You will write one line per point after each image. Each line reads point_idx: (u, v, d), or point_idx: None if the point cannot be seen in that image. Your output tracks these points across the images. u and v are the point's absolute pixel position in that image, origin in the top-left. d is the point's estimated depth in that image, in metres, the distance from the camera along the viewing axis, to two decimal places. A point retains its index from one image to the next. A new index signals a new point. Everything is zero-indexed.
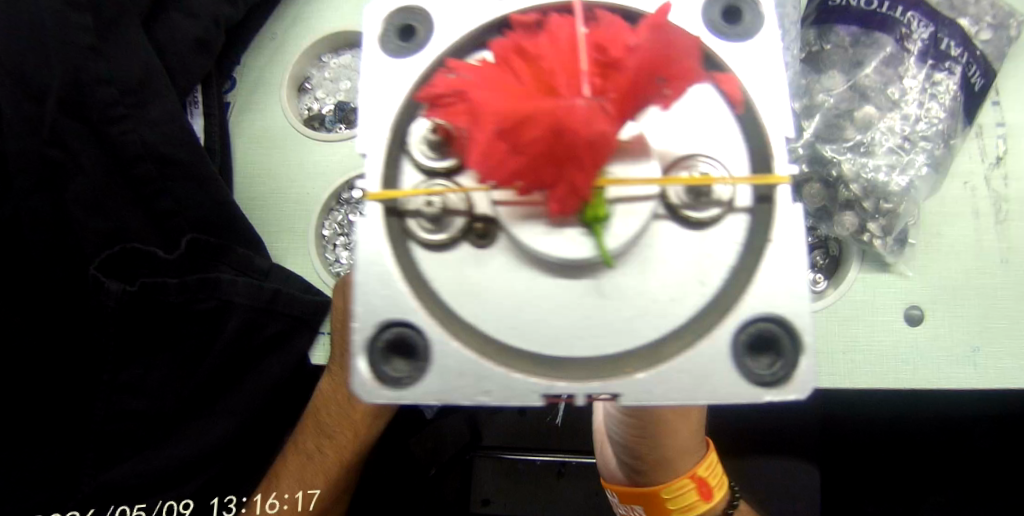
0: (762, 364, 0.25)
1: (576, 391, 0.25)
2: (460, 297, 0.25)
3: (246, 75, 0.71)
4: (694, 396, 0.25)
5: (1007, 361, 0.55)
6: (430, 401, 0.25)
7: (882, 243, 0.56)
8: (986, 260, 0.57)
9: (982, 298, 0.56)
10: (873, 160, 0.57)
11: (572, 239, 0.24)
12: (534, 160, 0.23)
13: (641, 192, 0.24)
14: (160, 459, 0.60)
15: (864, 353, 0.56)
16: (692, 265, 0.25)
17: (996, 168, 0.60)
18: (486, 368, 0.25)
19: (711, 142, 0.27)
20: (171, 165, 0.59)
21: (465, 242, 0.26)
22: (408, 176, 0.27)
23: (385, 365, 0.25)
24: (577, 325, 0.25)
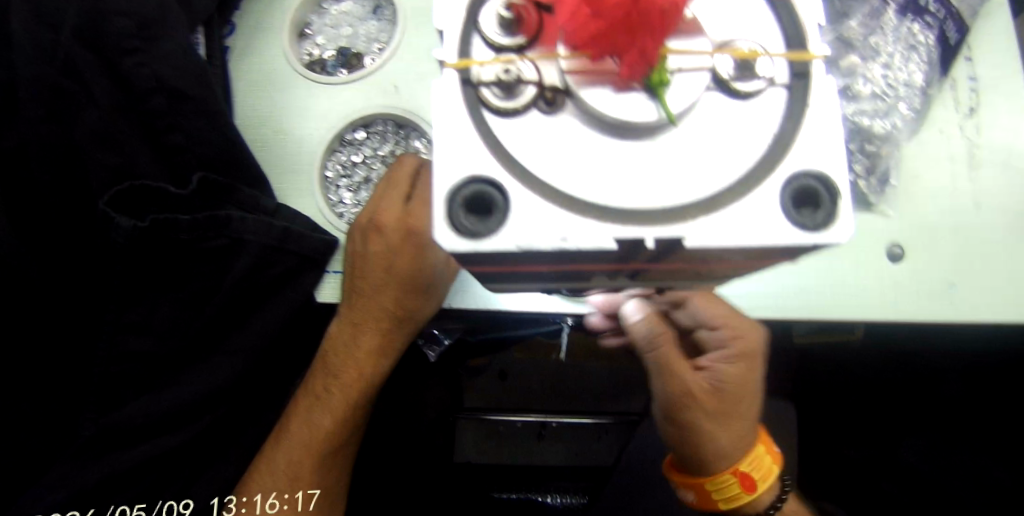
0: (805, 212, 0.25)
1: (647, 234, 0.24)
2: (530, 150, 0.24)
3: (247, 19, 0.70)
4: (772, 238, 0.24)
5: (978, 297, 0.60)
6: (510, 248, 0.23)
7: (867, 184, 0.60)
8: (960, 203, 0.61)
9: (956, 238, 0.61)
10: (858, 104, 0.60)
11: (640, 102, 0.24)
12: (612, 23, 0.23)
13: (696, 63, 0.25)
14: (171, 402, 0.60)
15: (848, 288, 0.60)
16: (739, 136, 0.25)
17: (969, 118, 0.64)
18: (554, 214, 0.24)
19: (750, 28, 0.27)
20: (183, 100, 0.60)
21: (534, 109, 0.25)
22: (475, 48, 0.25)
23: (463, 218, 0.24)
24: (644, 178, 0.24)
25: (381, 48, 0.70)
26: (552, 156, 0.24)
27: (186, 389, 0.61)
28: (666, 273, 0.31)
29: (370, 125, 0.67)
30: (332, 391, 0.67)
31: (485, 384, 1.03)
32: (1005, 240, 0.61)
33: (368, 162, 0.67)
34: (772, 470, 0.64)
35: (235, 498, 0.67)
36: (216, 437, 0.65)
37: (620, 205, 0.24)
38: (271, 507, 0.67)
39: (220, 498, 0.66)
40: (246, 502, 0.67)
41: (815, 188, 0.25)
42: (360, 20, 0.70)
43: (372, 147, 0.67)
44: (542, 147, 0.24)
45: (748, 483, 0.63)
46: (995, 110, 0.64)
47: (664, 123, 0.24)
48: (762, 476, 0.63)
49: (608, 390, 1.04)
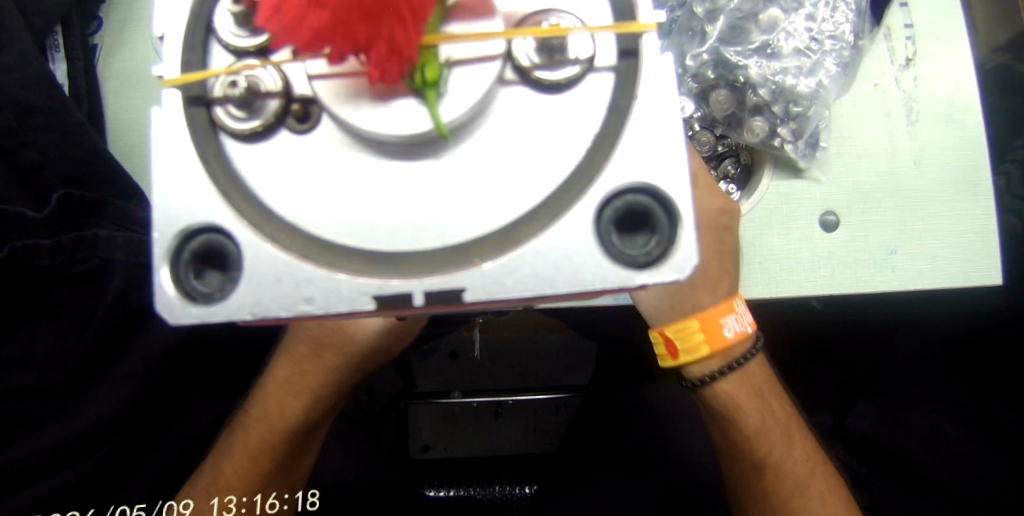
0: (638, 244, 0.24)
1: (414, 289, 0.24)
2: (287, 201, 0.25)
3: (113, 12, 0.63)
4: (551, 283, 0.23)
5: (920, 262, 0.56)
6: (242, 316, 0.24)
7: (795, 148, 0.55)
8: (899, 163, 0.58)
9: (896, 200, 0.57)
10: (780, 62, 0.55)
11: (412, 110, 0.23)
12: (340, 15, 0.22)
13: (481, 52, 0.23)
14: (63, 435, 0.54)
15: (778, 261, 0.56)
16: (534, 155, 0.24)
17: (905, 70, 0.59)
18: (304, 272, 0.24)
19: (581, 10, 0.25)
20: (33, 113, 0.52)
21: (284, 127, 0.25)
22: (218, 58, 0.25)
23: (192, 278, 0.24)
24: (415, 218, 0.24)
25: None
26: (309, 192, 0.24)
27: (73, 423, 0.54)
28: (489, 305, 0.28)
29: None
30: (240, 432, 0.61)
31: (435, 367, 0.97)
32: (948, 196, 0.58)
33: None
34: (700, 349, 0.54)
35: (235, 499, 0.60)
36: (115, 466, 0.59)
37: (385, 247, 0.24)
38: (272, 507, 0.63)
39: (219, 499, 0.61)
40: (246, 502, 0.62)
41: (646, 205, 0.24)
42: None
43: None
44: (296, 195, 0.24)
45: (671, 349, 0.54)
46: (933, 58, 0.59)
47: (435, 140, 0.24)
48: (686, 344, 0.54)
49: (563, 365, 0.99)
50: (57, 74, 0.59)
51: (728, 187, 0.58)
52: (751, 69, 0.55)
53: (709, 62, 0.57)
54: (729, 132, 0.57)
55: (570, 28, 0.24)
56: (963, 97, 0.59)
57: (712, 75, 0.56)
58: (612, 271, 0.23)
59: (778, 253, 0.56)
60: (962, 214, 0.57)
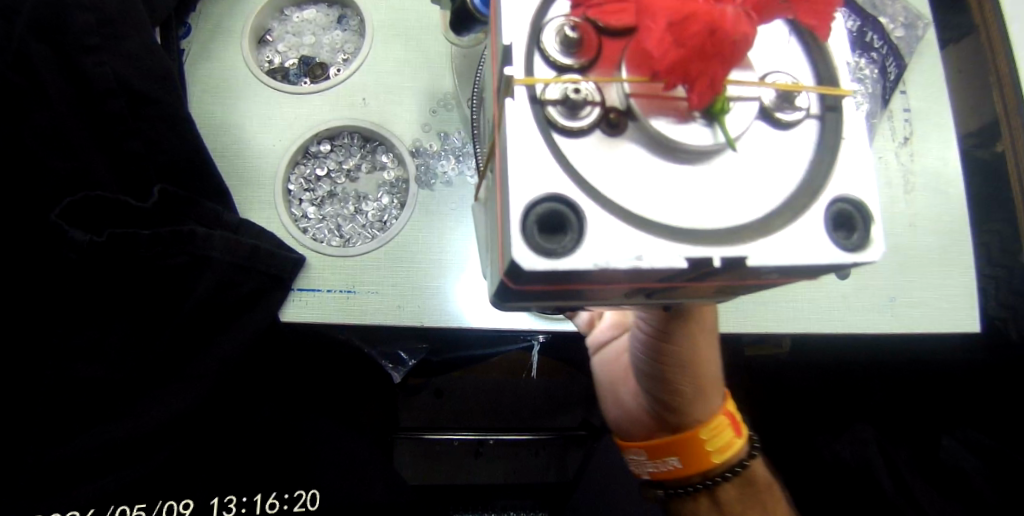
0: (842, 237, 0.25)
1: (713, 253, 0.23)
2: (605, 178, 0.24)
3: (203, 24, 0.65)
4: (823, 257, 0.24)
5: (915, 311, 0.65)
6: (587, 266, 0.22)
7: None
8: (896, 225, 0.67)
9: (896, 255, 0.66)
10: None
11: (695, 130, 0.24)
12: (688, 52, 0.23)
13: (745, 94, 0.25)
14: (132, 429, 0.52)
15: (801, 303, 0.63)
16: (792, 154, 0.26)
17: (904, 146, 0.70)
18: (633, 233, 0.23)
19: (781, 62, 0.27)
20: (145, 103, 0.54)
21: (598, 131, 0.24)
22: (541, 68, 0.25)
23: (539, 234, 0.22)
24: (698, 202, 0.24)
25: (346, 59, 0.66)
26: (621, 169, 0.24)
27: (141, 421, 0.53)
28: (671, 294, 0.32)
29: (334, 137, 0.63)
30: None
31: (422, 406, 1.04)
32: (940, 255, 0.67)
33: (333, 176, 0.63)
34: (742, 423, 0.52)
35: (236, 498, 0.59)
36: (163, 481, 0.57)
37: (688, 226, 0.24)
38: (271, 508, 0.60)
39: (218, 499, 0.58)
40: (246, 502, 0.59)
41: (847, 210, 0.25)
42: (325, 30, 0.68)
43: (336, 161, 0.63)
44: (607, 171, 0.24)
45: (735, 427, 0.50)
46: (925, 139, 0.70)
47: (716, 148, 0.25)
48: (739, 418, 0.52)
49: (544, 405, 1.06)
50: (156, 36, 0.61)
51: None
52: None
53: None
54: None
55: (807, 84, 0.26)
56: (950, 173, 0.70)
57: None
58: (837, 253, 0.24)
59: (801, 296, 0.63)
60: (951, 273, 0.67)
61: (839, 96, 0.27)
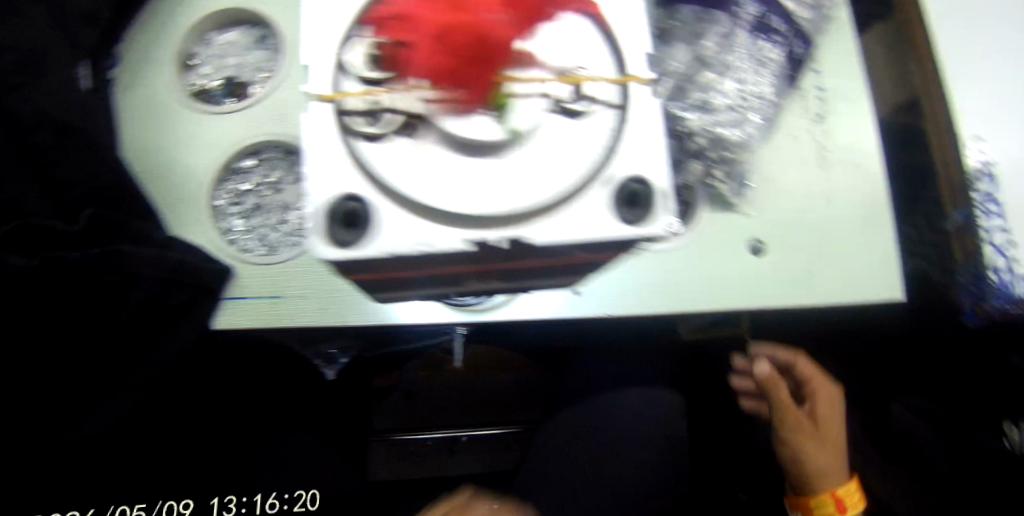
0: (628, 213, 0.39)
1: (493, 236, 0.37)
2: (402, 181, 0.38)
3: (132, 54, 0.68)
4: (573, 234, 0.38)
5: (832, 284, 0.65)
6: (381, 253, 0.37)
7: (727, 188, 0.61)
8: (812, 199, 0.66)
9: (813, 231, 0.66)
10: (716, 115, 0.60)
11: (479, 123, 0.37)
12: (460, 59, 0.36)
13: (532, 92, 0.39)
14: (69, 444, 0.54)
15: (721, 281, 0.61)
16: (563, 159, 0.39)
17: (816, 123, 0.69)
18: (420, 225, 0.37)
19: (573, 60, 0.41)
20: (69, 134, 0.57)
21: (399, 133, 0.38)
22: (349, 85, 0.39)
23: (338, 231, 0.37)
24: (486, 187, 0.38)
25: (266, 78, 0.68)
26: (428, 179, 0.38)
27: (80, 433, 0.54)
28: (529, 281, 0.45)
29: (259, 152, 0.66)
30: None
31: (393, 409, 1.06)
32: (856, 227, 0.67)
33: (258, 189, 0.65)
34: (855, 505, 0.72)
35: (236, 498, 0.65)
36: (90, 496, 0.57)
37: (476, 212, 0.37)
38: (271, 507, 0.66)
39: (218, 499, 0.65)
40: (246, 502, 0.66)
41: (632, 194, 0.39)
42: (247, 50, 0.69)
43: (261, 175, 0.65)
44: (417, 179, 0.38)
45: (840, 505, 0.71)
46: (840, 117, 0.70)
47: (493, 146, 0.38)
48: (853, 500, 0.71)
49: (513, 402, 1.08)
50: (82, 74, 0.63)
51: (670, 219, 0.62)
52: (694, 121, 0.60)
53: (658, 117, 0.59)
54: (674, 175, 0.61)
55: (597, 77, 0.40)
56: (864, 145, 0.70)
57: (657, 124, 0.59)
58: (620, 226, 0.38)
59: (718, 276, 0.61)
60: (866, 244, 0.67)
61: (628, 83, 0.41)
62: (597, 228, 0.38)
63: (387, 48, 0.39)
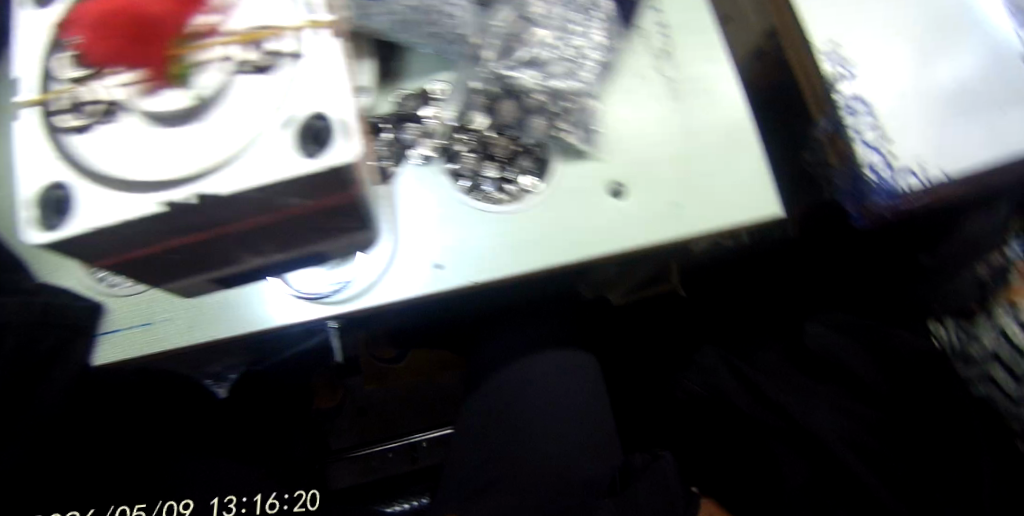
0: (305, 144, 0.35)
1: (178, 196, 0.36)
2: (110, 164, 0.37)
3: None
4: (247, 182, 0.35)
5: (707, 210, 0.65)
6: (79, 230, 0.36)
7: (574, 135, 0.62)
8: (672, 132, 0.67)
9: (676, 163, 0.66)
10: (545, 70, 0.61)
11: (167, 97, 0.36)
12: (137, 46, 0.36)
13: (217, 54, 0.37)
14: None
15: (583, 230, 0.62)
16: (247, 111, 0.37)
17: (664, 60, 0.70)
18: (117, 193, 0.36)
19: (259, 11, 0.38)
20: None
21: (103, 121, 0.38)
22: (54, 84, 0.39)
23: (47, 218, 0.37)
24: (176, 152, 0.37)
25: None
26: (114, 152, 0.37)
27: None
28: (290, 239, 0.43)
29: None
30: None
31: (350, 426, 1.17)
32: (724, 150, 0.67)
33: None
34: None
35: (236, 498, 0.65)
36: None
37: (168, 178, 0.36)
38: (272, 507, 0.67)
39: (218, 499, 0.65)
40: (246, 503, 0.66)
41: (311, 129, 0.35)
42: None
43: None
44: (115, 156, 0.37)
45: None
46: (686, 48, 0.70)
47: (185, 114, 0.37)
48: None
49: (453, 398, 1.16)
50: None
51: (528, 179, 0.62)
52: (523, 80, 0.60)
53: (484, 79, 0.61)
54: (521, 134, 0.62)
55: (281, 30, 0.37)
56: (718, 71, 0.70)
57: (490, 89, 0.61)
58: (298, 164, 0.34)
59: (579, 226, 0.62)
60: (741, 163, 0.66)
61: (308, 30, 0.37)
62: (267, 180, 0.34)
63: (75, 39, 0.39)
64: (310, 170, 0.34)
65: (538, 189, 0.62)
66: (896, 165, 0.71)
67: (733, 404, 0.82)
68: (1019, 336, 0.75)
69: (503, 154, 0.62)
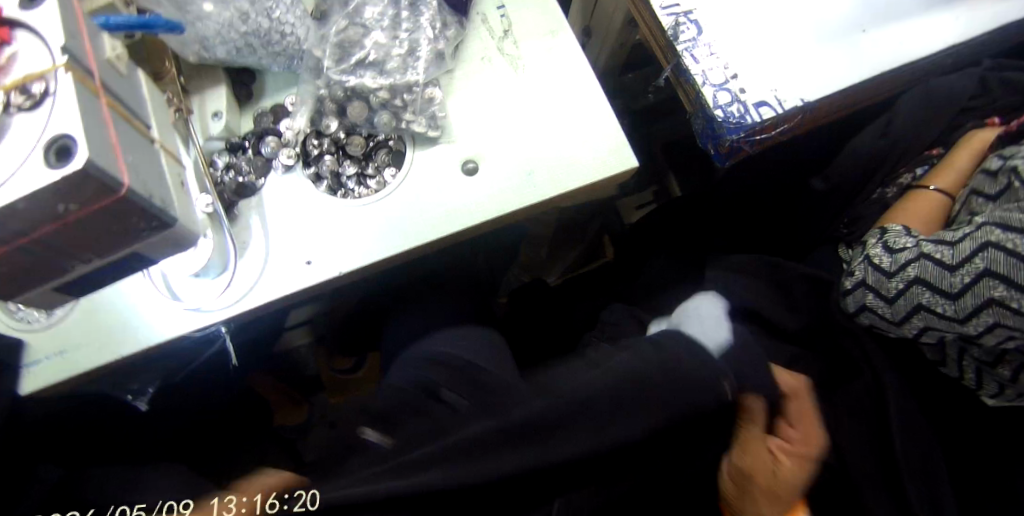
0: (51, 157, 0.45)
1: None
2: None
3: None
4: (13, 198, 0.44)
5: (559, 172, 0.68)
6: None
7: (418, 124, 0.68)
8: (522, 105, 0.70)
9: (524, 135, 0.69)
10: (380, 67, 0.68)
11: None
12: None
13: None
14: None
15: (441, 208, 0.67)
16: (20, 142, 0.46)
17: (505, 39, 0.73)
18: None
19: (29, 62, 0.47)
20: None
21: None
22: None
23: None
24: None
25: None
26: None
27: None
28: (94, 239, 0.50)
29: None
30: None
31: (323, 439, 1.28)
32: (569, 114, 0.70)
33: None
34: None
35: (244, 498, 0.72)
36: None
37: None
38: None
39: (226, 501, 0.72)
40: None
41: (57, 146, 0.45)
42: None
43: None
44: None
45: None
46: (523, 22, 0.73)
47: None
48: None
49: None
50: None
51: (388, 169, 0.68)
52: (354, 82, 0.68)
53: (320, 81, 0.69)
54: (374, 131, 0.68)
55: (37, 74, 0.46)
56: (562, 41, 0.73)
57: (343, 94, 0.68)
58: (42, 175, 0.44)
59: (436, 206, 0.67)
60: (587, 125, 0.69)
61: (57, 69, 0.46)
62: (31, 190, 0.44)
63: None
64: (54, 179, 0.44)
65: (394, 177, 0.68)
66: (741, 102, 0.74)
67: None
68: (883, 261, 0.79)
69: (359, 151, 0.68)
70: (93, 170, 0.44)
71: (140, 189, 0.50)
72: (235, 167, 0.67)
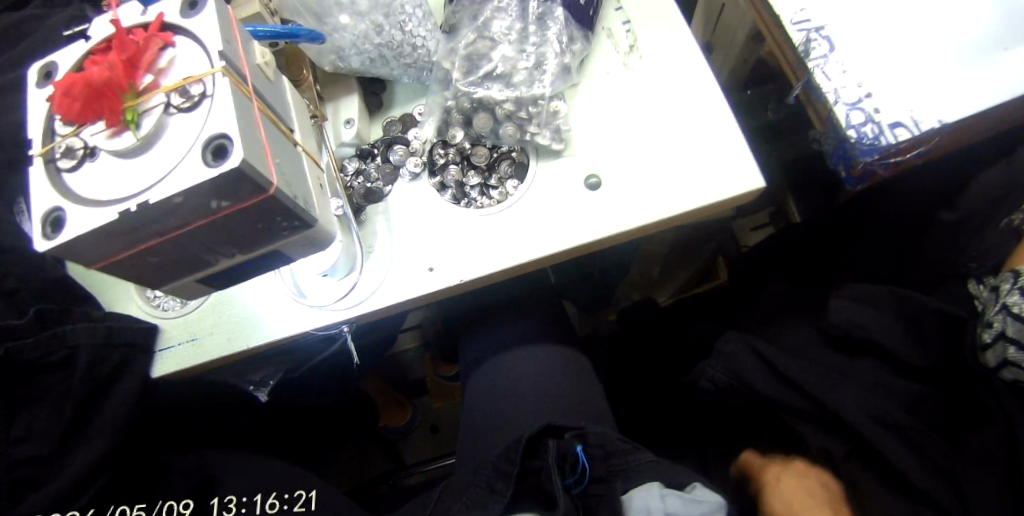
0: (209, 156, 0.46)
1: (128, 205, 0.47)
2: (93, 190, 0.49)
3: None
4: (173, 191, 0.46)
5: (681, 190, 0.65)
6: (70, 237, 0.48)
7: (542, 136, 0.68)
8: (643, 120, 0.69)
9: (647, 150, 0.68)
10: (509, 80, 0.69)
11: (124, 138, 0.48)
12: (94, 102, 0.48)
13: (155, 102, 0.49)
14: (50, 496, 0.61)
15: (558, 222, 0.66)
16: (178, 139, 0.48)
17: (630, 54, 0.72)
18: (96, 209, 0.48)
19: (190, 64, 0.50)
20: None
21: (88, 159, 0.50)
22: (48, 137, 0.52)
23: (50, 230, 0.49)
24: (133, 174, 0.48)
25: None
26: (91, 180, 0.49)
27: (46, 495, 0.61)
28: (239, 235, 0.53)
29: None
30: None
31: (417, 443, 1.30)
32: (693, 129, 0.67)
33: None
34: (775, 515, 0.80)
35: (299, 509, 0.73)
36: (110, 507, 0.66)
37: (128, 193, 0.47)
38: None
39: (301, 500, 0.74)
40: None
41: (215, 147, 0.47)
42: None
43: None
44: (93, 184, 0.49)
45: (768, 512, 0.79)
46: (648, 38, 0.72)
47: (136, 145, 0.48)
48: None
49: None
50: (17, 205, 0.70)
51: (510, 181, 0.68)
52: (480, 94, 0.68)
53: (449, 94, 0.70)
54: (498, 142, 0.69)
55: (197, 76, 0.48)
56: (687, 55, 0.71)
57: (471, 104, 0.69)
58: (201, 173, 0.46)
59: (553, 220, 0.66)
60: (712, 140, 0.67)
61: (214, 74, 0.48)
62: (188, 185, 0.46)
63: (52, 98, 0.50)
64: (212, 177, 0.45)
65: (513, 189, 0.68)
66: (876, 123, 0.70)
67: (756, 391, 0.80)
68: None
69: (480, 161, 0.69)
70: (246, 168, 0.46)
71: (285, 187, 0.51)
72: (365, 173, 0.69)
